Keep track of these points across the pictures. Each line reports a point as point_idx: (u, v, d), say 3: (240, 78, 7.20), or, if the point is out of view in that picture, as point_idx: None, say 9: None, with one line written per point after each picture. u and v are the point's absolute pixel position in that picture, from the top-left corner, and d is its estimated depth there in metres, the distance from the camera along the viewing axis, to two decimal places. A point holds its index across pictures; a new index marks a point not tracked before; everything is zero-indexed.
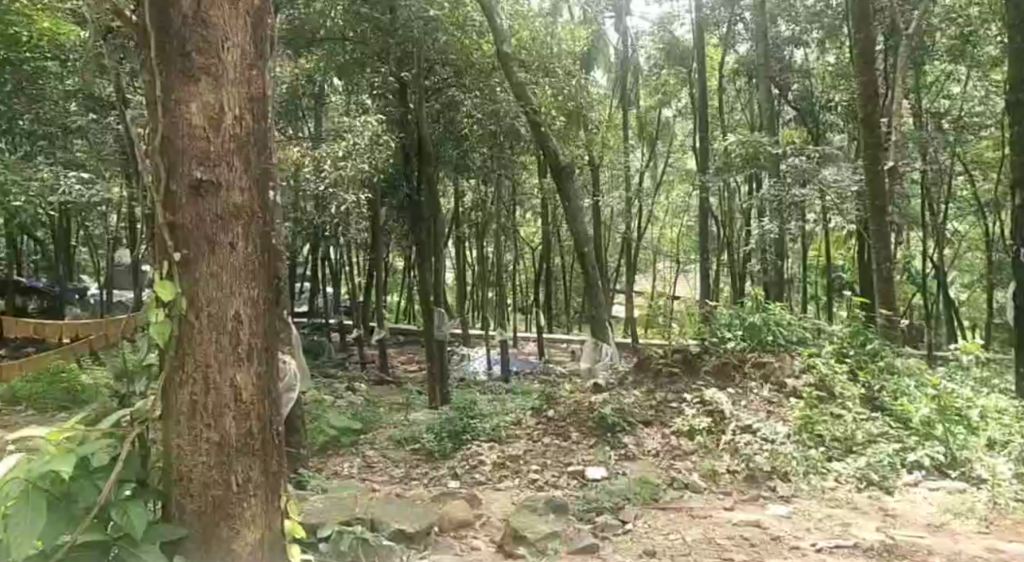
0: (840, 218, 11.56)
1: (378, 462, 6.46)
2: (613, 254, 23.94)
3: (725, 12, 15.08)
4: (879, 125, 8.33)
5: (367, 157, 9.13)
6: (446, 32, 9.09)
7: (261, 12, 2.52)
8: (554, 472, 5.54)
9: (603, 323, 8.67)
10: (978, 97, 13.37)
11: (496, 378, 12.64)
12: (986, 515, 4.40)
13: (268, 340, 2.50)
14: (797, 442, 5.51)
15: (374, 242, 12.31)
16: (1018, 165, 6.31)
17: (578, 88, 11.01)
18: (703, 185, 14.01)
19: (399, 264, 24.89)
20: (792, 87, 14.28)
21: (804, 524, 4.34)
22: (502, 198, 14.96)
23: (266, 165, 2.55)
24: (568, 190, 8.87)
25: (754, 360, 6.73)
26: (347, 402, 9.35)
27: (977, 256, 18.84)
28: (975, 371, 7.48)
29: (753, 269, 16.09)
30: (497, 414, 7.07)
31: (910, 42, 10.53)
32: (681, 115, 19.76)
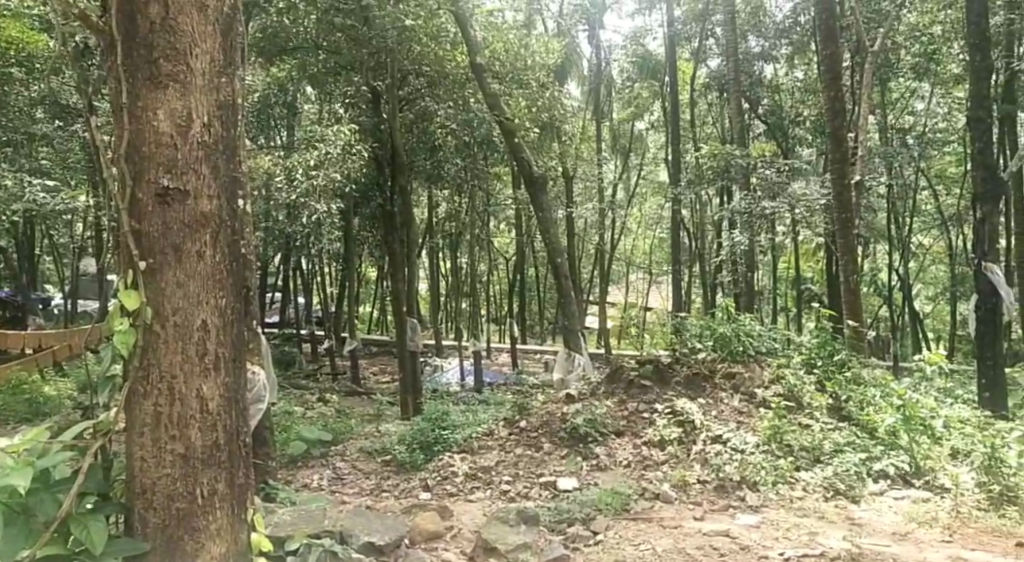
0: (809, 231, 11.76)
1: (348, 475, 6.40)
2: (586, 266, 24.11)
3: (697, 28, 15.48)
4: (846, 140, 8.50)
5: (339, 167, 9.05)
6: (420, 42, 9.08)
7: (230, 19, 2.50)
8: (526, 483, 5.53)
9: (575, 335, 8.65)
10: (941, 114, 13.83)
11: (468, 389, 12.58)
12: (949, 524, 4.48)
13: (236, 350, 2.47)
14: (766, 452, 5.57)
15: (347, 253, 12.27)
16: (982, 180, 6.43)
17: (551, 100, 11.07)
18: (675, 198, 14.15)
19: (372, 275, 24.82)
20: (762, 102, 14.57)
21: (772, 533, 4.38)
22: (476, 209, 15.02)
23: (235, 174, 2.52)
24: (541, 201, 8.88)
25: (723, 371, 6.78)
26: (317, 413, 9.28)
27: (941, 268, 19.22)
28: (938, 382, 7.63)
29: (723, 281, 16.29)
30: (469, 425, 7.04)
31: (875, 59, 10.72)
32: (653, 128, 19.90)
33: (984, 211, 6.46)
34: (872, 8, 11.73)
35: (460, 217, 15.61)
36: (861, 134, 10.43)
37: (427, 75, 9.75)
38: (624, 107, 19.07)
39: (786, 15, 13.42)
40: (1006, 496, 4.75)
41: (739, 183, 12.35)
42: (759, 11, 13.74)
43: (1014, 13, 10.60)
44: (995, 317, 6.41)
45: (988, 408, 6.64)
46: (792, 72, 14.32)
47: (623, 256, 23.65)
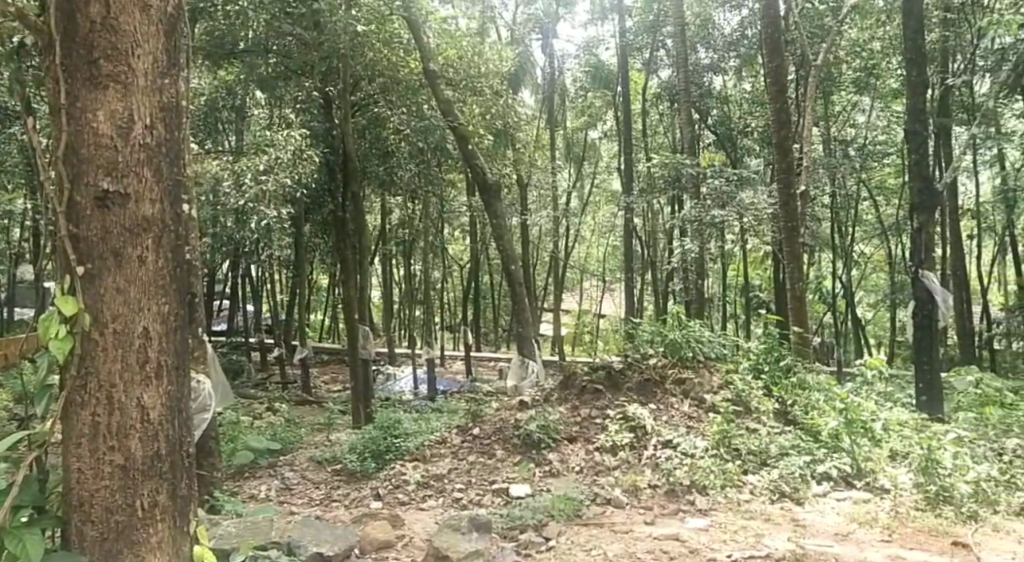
0: (756, 239, 11.99)
1: (297, 485, 6.29)
2: (541, 274, 24.18)
3: (648, 38, 15.36)
4: (792, 151, 8.70)
5: (291, 171, 8.97)
6: (373, 48, 8.86)
7: (175, 20, 2.45)
8: (478, 491, 5.52)
9: (528, 341, 8.64)
10: (880, 127, 14.45)
11: (421, 396, 12.49)
12: (888, 524, 4.61)
13: (179, 358, 2.42)
14: (714, 456, 5.66)
15: (297, 258, 12.07)
16: (918, 190, 6.66)
17: (504, 107, 11.10)
18: (627, 206, 14.30)
19: (323, 282, 24.50)
20: (712, 113, 14.85)
21: (720, 536, 4.46)
22: (429, 216, 14.94)
23: (179, 176, 2.46)
24: (496, 208, 8.89)
25: (673, 377, 6.85)
26: (266, 424, 9.10)
27: (882, 277, 19.84)
28: (879, 386, 7.86)
29: (674, 288, 16.51)
30: (422, 432, 6.98)
31: (818, 72, 11.02)
32: (606, 137, 20.09)
33: (921, 220, 6.66)
34: (815, 23, 12.18)
35: (413, 224, 15.51)
36: (807, 145, 10.70)
37: (380, 81, 9.71)
38: (577, 116, 19.26)
39: (734, 28, 13.81)
40: (942, 496, 4.91)
41: (690, 192, 12.57)
42: (709, 24, 14.03)
43: (948, 30, 11.08)
44: (931, 323, 6.64)
45: (925, 411, 6.87)
46: (739, 84, 14.68)
47: (576, 264, 23.81)
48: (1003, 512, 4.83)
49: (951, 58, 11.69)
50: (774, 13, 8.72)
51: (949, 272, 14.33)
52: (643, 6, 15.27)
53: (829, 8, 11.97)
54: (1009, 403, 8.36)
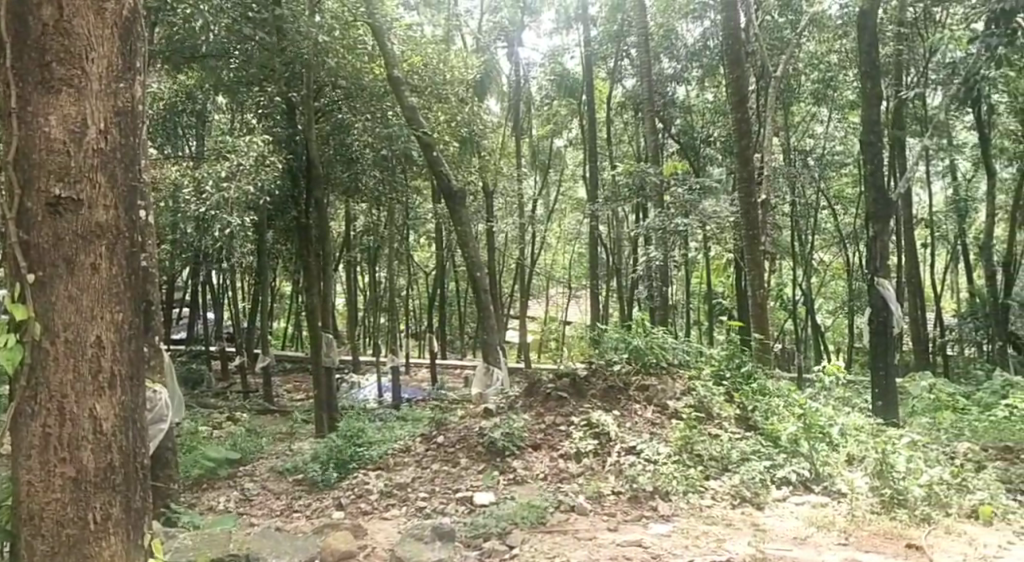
0: (719, 247, 12.14)
1: (257, 496, 6.19)
2: (507, 281, 24.20)
3: (612, 47, 15.86)
4: (753, 161, 8.81)
5: (253, 179, 8.66)
6: (336, 54, 8.96)
7: (131, 22, 2.41)
8: (442, 499, 5.49)
9: (493, 349, 8.60)
10: (838, 137, 14.76)
11: (385, 405, 12.37)
12: (845, 527, 4.70)
13: (134, 368, 2.38)
14: (677, 462, 5.72)
15: (259, 266, 11.90)
16: (875, 200, 6.80)
17: (469, 114, 11.11)
18: (592, 214, 14.40)
19: (286, 288, 24.22)
20: (675, 122, 15.10)
21: (682, 542, 4.50)
22: (394, 222, 14.86)
23: (134, 182, 2.42)
24: (461, 215, 8.85)
25: (638, 383, 6.87)
26: (226, 434, 8.96)
27: (841, 284, 20.28)
28: (837, 391, 8.00)
29: (639, 295, 16.65)
30: (386, 441, 6.92)
31: (778, 84, 11.23)
32: (571, 146, 20.24)
33: (876, 230, 6.80)
34: (774, 36, 12.47)
35: (378, 231, 15.42)
36: (767, 155, 10.88)
37: (344, 88, 9.70)
38: (543, 124, 19.40)
39: (696, 38, 14.03)
40: (896, 500, 5.03)
41: (654, 200, 12.70)
42: (672, 33, 14.19)
43: (902, 44, 11.38)
44: (886, 330, 6.80)
45: (881, 416, 7.02)
46: (702, 94, 14.91)
47: (543, 271, 23.92)
48: (954, 514, 4.96)
49: (905, 70, 12.03)
50: (735, 24, 8.87)
51: (904, 279, 14.70)
52: (608, 15, 15.43)
53: (788, 21, 12.28)
54: (962, 407, 8.58)
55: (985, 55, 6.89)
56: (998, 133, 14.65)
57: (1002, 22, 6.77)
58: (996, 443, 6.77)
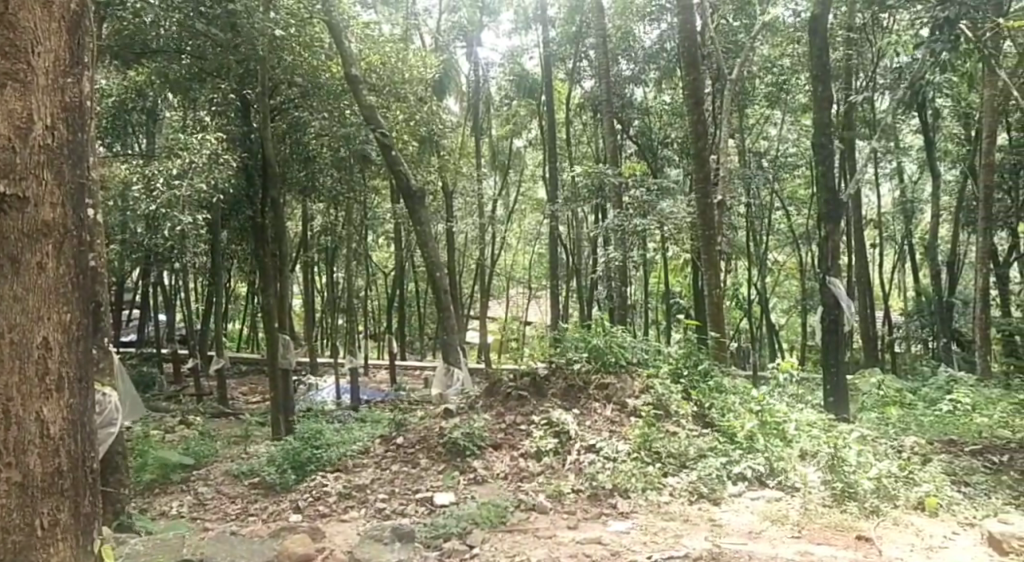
0: (676, 247, 12.29)
1: (211, 500, 6.08)
2: (467, 282, 24.18)
3: (571, 49, 16.03)
4: (709, 162, 8.95)
5: (205, 177, 8.44)
6: (291, 51, 8.77)
7: (78, 17, 2.48)
8: (401, 501, 5.46)
9: (453, 349, 8.53)
10: (792, 140, 15.10)
11: (344, 407, 12.20)
12: (799, 520, 4.80)
13: (81, 370, 2.44)
14: (635, 459, 5.78)
15: (213, 266, 11.66)
16: (826, 201, 6.97)
17: (428, 114, 11.08)
18: (551, 215, 14.44)
19: (242, 289, 23.80)
20: (633, 124, 15.31)
21: (641, 538, 4.56)
22: (353, 221, 14.72)
23: (82, 179, 2.49)
24: (420, 215, 8.76)
25: (597, 382, 6.88)
26: (178, 438, 8.76)
27: (794, 283, 20.78)
28: (791, 389, 8.17)
29: (599, 295, 16.76)
30: (344, 442, 6.84)
31: (733, 86, 11.43)
32: (531, 147, 20.31)
33: (827, 230, 6.96)
34: (730, 39, 12.75)
35: (335, 230, 15.26)
36: (723, 156, 11.06)
37: (300, 84, 9.51)
38: (503, 124, 19.42)
39: (654, 41, 14.16)
40: (847, 492, 5.16)
41: (613, 201, 12.82)
42: (629, 36, 14.18)
43: (851, 48, 11.69)
44: (838, 327, 6.96)
45: (833, 412, 7.18)
46: (659, 96, 15.15)
47: (503, 272, 23.97)
48: (902, 506, 5.10)
49: (855, 74, 12.34)
50: (691, 27, 8.98)
51: (855, 279, 15.06)
52: (566, 16, 15.59)
53: (743, 25, 12.57)
54: (908, 403, 8.83)
55: (931, 59, 7.05)
56: (942, 136, 15.15)
57: (946, 28, 6.93)
58: (940, 437, 6.98)
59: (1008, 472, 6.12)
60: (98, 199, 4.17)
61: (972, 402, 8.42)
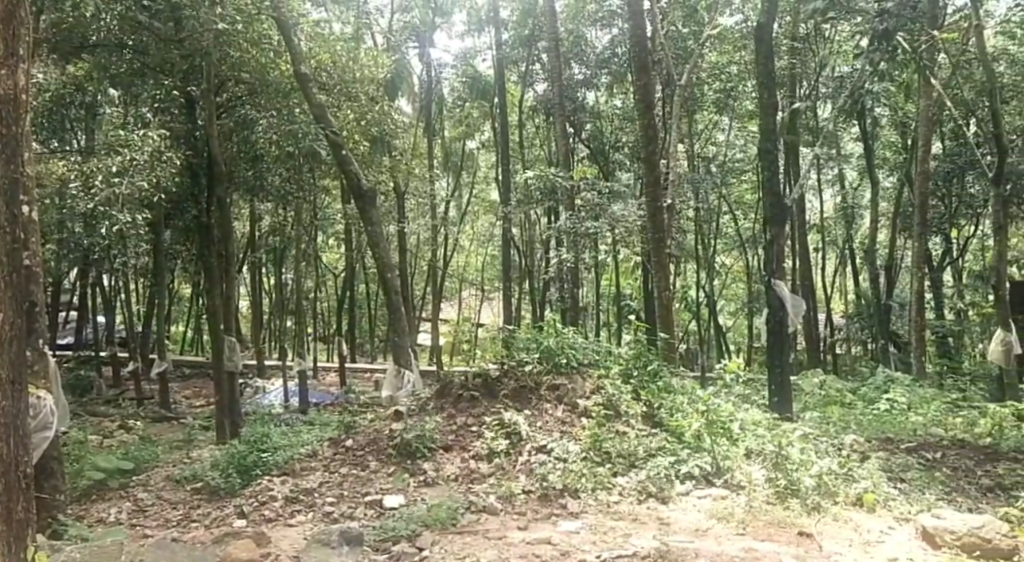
0: (628, 249, 12.42)
1: (151, 506, 5.92)
2: (419, 283, 24.05)
3: (524, 52, 16.15)
4: (658, 165, 9.07)
5: (147, 175, 8.20)
6: (239, 48, 8.67)
7: (14, 8, 2.52)
8: (350, 504, 5.39)
9: (404, 351, 8.41)
10: (739, 145, 15.41)
11: (292, 410, 11.96)
12: (744, 518, 4.90)
13: (15, 372, 2.48)
14: (586, 459, 5.82)
15: (155, 266, 11.35)
16: (770, 205, 7.15)
17: (380, 114, 10.97)
18: (504, 217, 14.41)
19: (186, 290, 23.20)
20: (586, 126, 15.46)
21: (590, 538, 4.59)
22: (302, 222, 14.49)
23: (15, 173, 2.52)
24: (371, 216, 8.63)
25: (548, 383, 6.91)
26: (117, 443, 8.50)
27: (741, 286, 21.27)
28: (737, 389, 8.33)
29: (552, 296, 16.83)
30: (291, 446, 6.71)
31: (682, 91, 11.62)
32: (484, 148, 20.28)
33: (773, 233, 7.13)
34: (679, 46, 12.95)
35: (284, 231, 14.99)
36: (672, 161, 11.24)
37: (247, 82, 9.45)
38: (456, 126, 19.39)
39: (605, 45, 14.34)
40: (790, 490, 5.30)
41: (565, 203, 12.88)
42: (581, 40, 14.36)
43: (795, 58, 11.98)
44: (781, 328, 7.12)
45: (776, 411, 7.36)
46: (611, 100, 15.32)
47: (455, 274, 23.92)
48: (841, 502, 5.24)
49: (798, 83, 12.65)
50: (641, 33, 9.10)
51: (799, 283, 15.43)
52: (518, 19, 15.65)
53: (691, 32, 12.79)
54: (849, 402, 9.10)
55: (869, 69, 7.28)
56: (881, 144, 15.67)
57: (883, 42, 7.05)
58: (878, 435, 7.21)
59: (940, 468, 6.35)
60: (33, 196, 4.03)
61: (908, 401, 8.72)
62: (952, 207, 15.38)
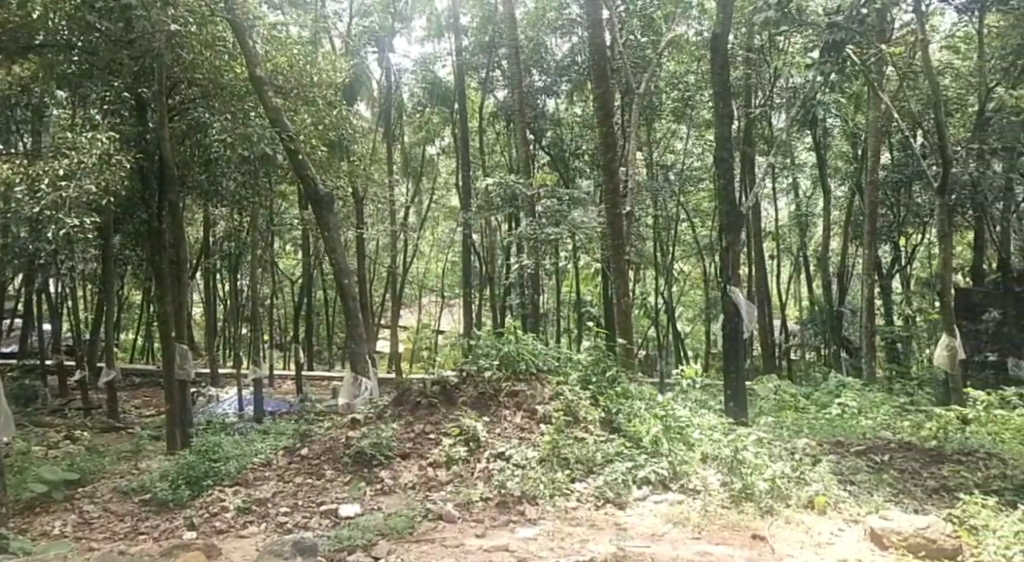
0: (587, 256, 12.51)
1: (97, 518, 5.76)
2: (379, 289, 23.87)
3: (484, 59, 16.19)
4: (617, 173, 9.10)
5: (94, 178, 7.99)
6: (193, 50, 8.55)
7: None
8: (305, 514, 5.30)
9: (361, 359, 8.29)
10: (697, 153, 15.63)
11: (247, 419, 11.73)
12: (699, 522, 4.95)
13: None
14: (544, 465, 5.82)
15: (104, 272, 11.06)
16: (725, 211, 7.26)
17: (338, 118, 10.87)
18: (464, 223, 14.41)
19: (137, 296, 22.66)
20: (546, 134, 15.54)
21: (548, 544, 4.60)
22: (259, 228, 14.27)
23: None
24: (330, 224, 8.39)
25: (507, 389, 6.91)
26: (62, 454, 8.25)
27: (698, 293, 21.58)
28: (694, 394, 8.43)
29: (512, 303, 16.84)
30: (244, 455, 6.58)
31: (640, 101, 11.75)
32: (444, 154, 20.24)
33: (728, 241, 7.21)
34: (638, 56, 13.08)
35: (240, 236, 14.74)
36: (632, 169, 11.33)
37: (201, 85, 9.29)
38: (416, 131, 19.29)
39: (565, 53, 14.50)
40: (745, 493, 5.37)
41: (525, 210, 12.91)
42: (542, 47, 14.50)
43: (750, 68, 12.22)
44: (738, 334, 7.20)
45: (732, 416, 7.46)
46: (571, 107, 15.43)
47: (416, 280, 23.83)
48: (794, 505, 5.33)
49: (754, 94, 12.91)
50: (600, 42, 9.15)
51: (755, 289, 15.69)
52: (478, 26, 15.68)
53: (651, 41, 12.81)
54: (802, 407, 9.28)
55: (819, 81, 7.40)
56: (833, 155, 16.07)
57: (833, 53, 7.19)
58: (830, 439, 7.36)
59: (889, 470, 6.51)
60: None
61: (859, 406, 8.93)
62: (900, 217, 15.82)
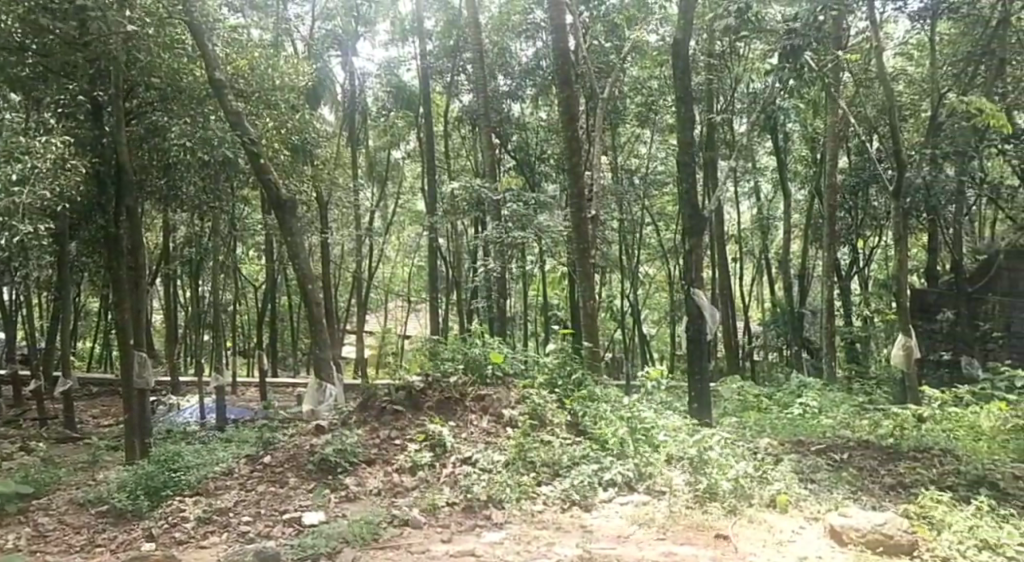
0: (553, 258, 12.53)
1: (52, 531, 5.62)
2: (345, 294, 23.65)
3: (448, 63, 16.17)
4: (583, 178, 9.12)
5: (49, 184, 7.79)
6: (149, 52, 8.44)
7: None
8: (267, 522, 5.23)
9: (325, 364, 8.20)
10: (660, 157, 15.80)
11: (208, 427, 11.52)
12: (664, 523, 4.99)
13: None
14: (510, 470, 5.82)
15: (60, 278, 10.80)
16: (687, 214, 7.34)
17: (301, 122, 10.76)
18: (431, 227, 14.36)
19: (95, 303, 22.13)
20: (512, 137, 15.55)
21: (514, 548, 4.59)
22: (220, 233, 14.04)
23: None
24: (291, 226, 8.33)
25: (473, 393, 6.89)
26: (16, 465, 8.04)
27: (663, 295, 21.75)
28: (659, 395, 8.50)
29: (478, 307, 16.81)
30: (205, 464, 6.47)
31: (604, 105, 11.82)
32: (409, 158, 20.17)
33: (691, 244, 7.29)
34: (601, 60, 13.21)
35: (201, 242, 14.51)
36: (597, 173, 11.38)
37: (160, 88, 9.16)
38: (380, 135, 19.19)
39: (529, 58, 14.55)
40: (709, 493, 5.43)
41: (491, 214, 12.90)
42: (506, 51, 14.55)
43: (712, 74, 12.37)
44: (701, 336, 7.27)
45: (697, 416, 7.53)
46: (536, 111, 15.49)
47: (382, 285, 23.69)
48: (757, 504, 5.39)
49: (715, 98, 13.11)
50: (564, 48, 9.19)
51: (719, 291, 15.88)
52: (443, 30, 15.64)
53: (613, 46, 13.00)
54: (766, 407, 9.41)
55: (778, 87, 7.51)
56: (794, 159, 16.36)
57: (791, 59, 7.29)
58: (792, 438, 7.48)
59: (849, 468, 6.63)
60: None
61: (820, 405, 9.09)
62: (858, 219, 16.16)
